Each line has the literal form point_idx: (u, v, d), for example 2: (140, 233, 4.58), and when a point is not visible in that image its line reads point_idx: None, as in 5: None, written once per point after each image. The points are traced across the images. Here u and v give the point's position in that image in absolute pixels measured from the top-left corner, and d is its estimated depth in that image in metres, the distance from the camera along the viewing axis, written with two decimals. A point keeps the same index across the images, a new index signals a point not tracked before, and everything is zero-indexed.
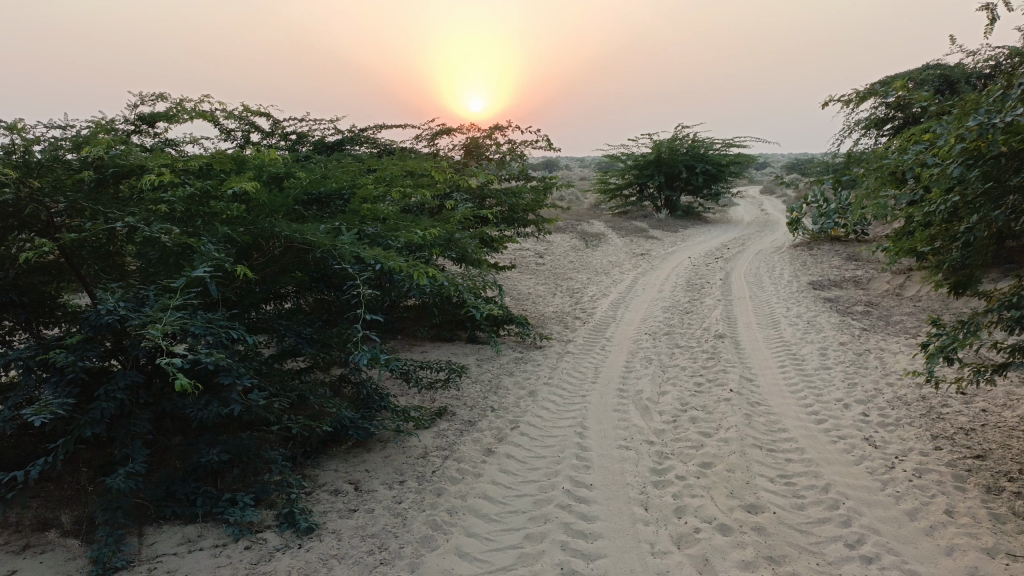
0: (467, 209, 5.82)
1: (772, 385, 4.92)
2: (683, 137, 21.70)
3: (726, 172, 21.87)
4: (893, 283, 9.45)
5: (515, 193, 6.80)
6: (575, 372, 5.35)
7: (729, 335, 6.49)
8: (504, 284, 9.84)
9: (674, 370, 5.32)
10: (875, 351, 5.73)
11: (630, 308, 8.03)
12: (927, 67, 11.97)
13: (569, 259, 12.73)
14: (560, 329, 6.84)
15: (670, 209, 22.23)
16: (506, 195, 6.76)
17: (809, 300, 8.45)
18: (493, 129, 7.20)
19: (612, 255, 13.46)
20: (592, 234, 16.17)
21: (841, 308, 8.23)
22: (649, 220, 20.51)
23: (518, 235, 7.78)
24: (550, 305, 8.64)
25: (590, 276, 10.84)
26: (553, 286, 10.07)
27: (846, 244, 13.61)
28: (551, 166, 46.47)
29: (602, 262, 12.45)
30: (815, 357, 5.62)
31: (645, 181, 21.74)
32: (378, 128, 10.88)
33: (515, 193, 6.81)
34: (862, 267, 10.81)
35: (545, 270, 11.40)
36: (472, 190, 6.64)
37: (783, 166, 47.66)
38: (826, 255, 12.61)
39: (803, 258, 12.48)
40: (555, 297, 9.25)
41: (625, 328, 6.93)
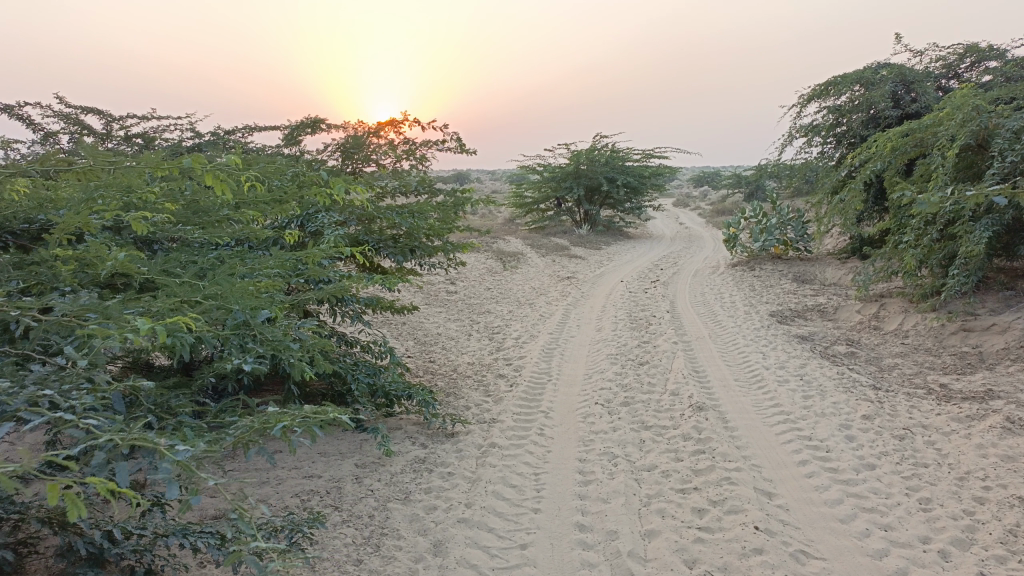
0: (336, 238, 3.93)
1: (808, 509, 3.21)
2: (602, 146, 20.28)
3: (646, 185, 20.65)
4: (866, 313, 8.05)
5: (412, 211, 4.92)
6: (509, 489, 3.49)
7: (708, 403, 4.80)
8: (407, 325, 7.95)
9: (654, 480, 3.54)
10: (917, 430, 4.11)
11: (566, 359, 6.27)
12: (878, 67, 10.80)
13: (485, 286, 10.95)
14: (479, 399, 4.99)
15: (590, 223, 20.78)
16: (398, 213, 4.86)
17: (780, 340, 6.92)
18: (383, 127, 5.30)
19: (533, 280, 11.74)
20: (509, 254, 14.44)
21: (820, 350, 6.73)
22: (569, 237, 18.99)
23: (421, 267, 5.90)
24: (463, 354, 6.80)
25: (511, 308, 9.07)
26: (466, 324, 8.24)
27: (789, 263, 12.33)
28: (461, 180, 44.69)
29: (524, 288, 10.74)
30: (843, 445, 3.96)
31: (563, 194, 20.20)
32: (248, 130, 8.78)
33: (411, 210, 4.93)
34: (820, 292, 9.45)
35: (457, 302, 9.56)
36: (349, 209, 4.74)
37: (692, 180, 47.82)
38: (772, 277, 11.28)
39: (749, 280, 11.10)
40: (470, 341, 7.42)
41: (567, 395, 5.13)
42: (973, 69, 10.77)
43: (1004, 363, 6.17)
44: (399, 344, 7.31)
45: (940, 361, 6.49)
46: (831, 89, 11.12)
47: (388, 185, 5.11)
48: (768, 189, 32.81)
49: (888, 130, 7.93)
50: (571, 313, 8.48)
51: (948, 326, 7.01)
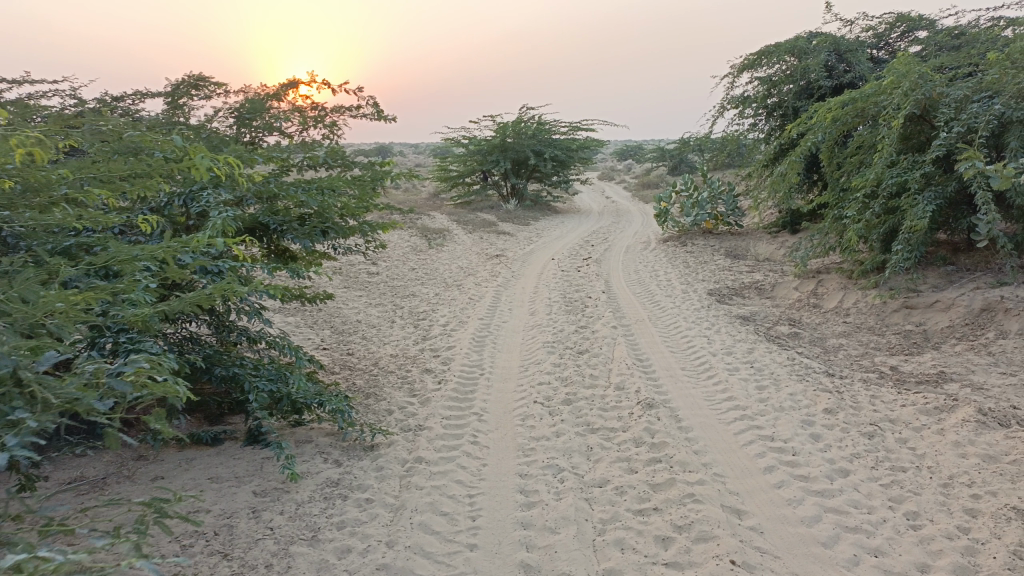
0: (223, 221, 3.28)
1: (786, 532, 2.78)
2: (528, 118, 19.72)
3: (574, 159, 20.24)
4: (805, 290, 7.80)
5: (321, 187, 4.27)
6: (438, 519, 2.94)
7: (656, 398, 4.35)
8: (323, 312, 7.26)
9: (608, 500, 3.06)
10: (887, 427, 3.76)
11: (498, 349, 5.75)
12: (810, 36, 10.57)
13: (409, 266, 10.29)
14: (403, 401, 4.40)
15: (517, 198, 20.25)
16: (305, 187, 4.21)
17: (721, 321, 6.56)
18: (285, 90, 4.59)
19: (460, 258, 11.14)
20: (435, 230, 13.79)
21: (763, 330, 6.40)
22: (496, 211, 18.42)
23: (334, 251, 5.23)
24: (386, 344, 6.18)
25: (437, 290, 8.48)
26: (389, 309, 7.61)
27: (720, 238, 12.10)
28: (383, 154, 43.44)
29: (451, 268, 10.16)
30: (811, 447, 3.56)
31: (489, 168, 19.57)
32: (138, 96, 7.83)
33: (319, 185, 4.28)
34: (756, 268, 9.18)
35: (379, 284, 8.89)
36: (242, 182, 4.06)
37: (616, 154, 47.90)
38: (705, 252, 11.01)
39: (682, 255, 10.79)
40: (392, 328, 6.80)
41: (501, 392, 4.61)
42: (903, 39, 10.65)
43: (950, 342, 5.95)
44: (313, 334, 6.62)
45: (885, 340, 6.25)
46: (763, 59, 10.84)
47: (292, 156, 4.43)
48: (692, 163, 33.04)
49: (828, 99, 7.66)
50: (503, 295, 7.97)
51: (890, 304, 6.79)
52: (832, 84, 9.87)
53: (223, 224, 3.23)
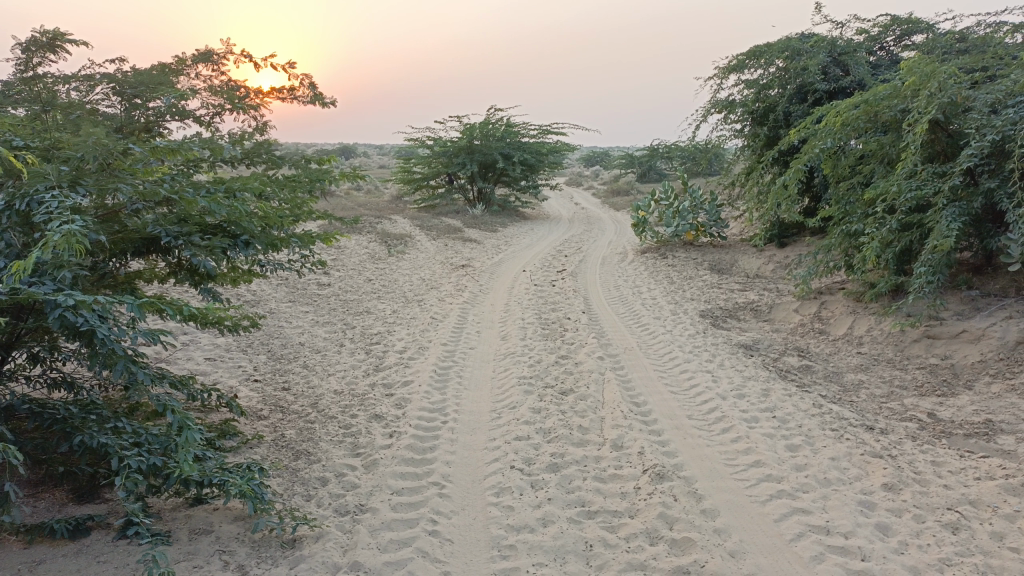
0: (71, 234, 2.31)
1: None
2: (497, 120, 18.82)
3: (544, 163, 19.39)
4: (807, 313, 7.00)
5: (234, 188, 3.27)
6: None
7: (665, 463, 3.44)
8: (260, 336, 6.23)
9: None
10: (969, 514, 2.90)
11: (464, 385, 4.81)
12: (803, 36, 9.80)
13: (365, 277, 9.27)
14: (342, 466, 3.43)
15: (484, 203, 19.29)
16: (211, 187, 3.21)
17: (723, 350, 5.69)
18: (200, 64, 3.60)
19: (423, 268, 10.15)
20: (395, 236, 12.79)
21: (771, 362, 5.55)
22: (461, 216, 17.45)
23: (264, 268, 4.25)
24: (330, 375, 5.19)
25: (395, 306, 7.50)
26: (339, 329, 6.62)
27: (702, 250, 11.29)
28: (345, 155, 42.16)
29: (412, 279, 9.20)
30: (880, 547, 2.68)
31: (455, 171, 18.58)
32: None
33: (231, 186, 3.28)
34: (748, 286, 8.36)
35: (329, 299, 7.87)
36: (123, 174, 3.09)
37: (584, 158, 47.31)
38: (688, 266, 10.19)
39: (664, 269, 9.95)
40: (340, 353, 5.80)
41: (469, 450, 3.66)
42: (900, 43, 9.95)
43: (985, 380, 5.16)
44: (245, 361, 5.60)
45: (910, 377, 5.44)
46: (751, 60, 10.06)
47: (204, 148, 3.44)
48: (660, 170, 32.60)
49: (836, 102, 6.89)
50: (470, 313, 7.04)
51: (909, 333, 6.00)
52: (828, 87, 9.10)
53: (62, 241, 2.25)
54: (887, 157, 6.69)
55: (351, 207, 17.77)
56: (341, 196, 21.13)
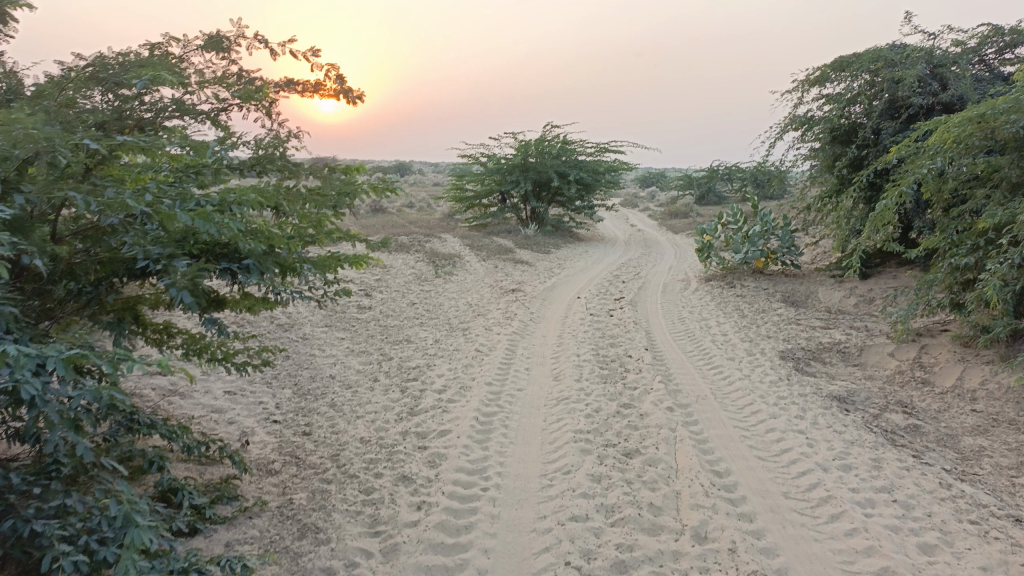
0: None
1: None
2: (553, 137, 18.20)
3: (601, 183, 18.66)
4: (905, 360, 6.13)
5: (230, 202, 2.60)
6: None
7: (763, 567, 2.69)
8: (290, 369, 5.65)
9: None
10: None
11: (511, 439, 4.12)
12: (894, 47, 8.88)
13: (410, 300, 8.68)
14: (356, 552, 2.77)
15: (537, 222, 18.64)
16: (202, 199, 2.54)
17: (813, 402, 4.88)
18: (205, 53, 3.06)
19: (472, 292, 9.52)
20: (444, 255, 12.23)
21: (872, 420, 4.72)
22: (513, 236, 16.81)
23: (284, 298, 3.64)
24: (359, 419, 4.56)
25: (438, 335, 6.87)
26: (375, 360, 6.02)
27: (773, 279, 10.41)
28: (400, 172, 42.18)
29: (459, 304, 8.59)
30: None
31: (508, 189, 17.99)
32: None
33: (227, 199, 2.61)
34: (832, 322, 7.49)
35: (369, 324, 7.28)
36: (93, 182, 2.50)
37: (639, 179, 46.38)
38: (759, 297, 9.33)
39: (733, 300, 9.11)
40: (374, 390, 5.18)
41: (514, 534, 2.97)
42: (1003, 54, 8.95)
43: None
44: (269, 397, 5.03)
45: None
46: (835, 73, 9.18)
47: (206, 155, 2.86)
48: (718, 192, 31.52)
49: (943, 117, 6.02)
50: (519, 346, 6.36)
51: None
52: (925, 103, 8.18)
53: None
54: (1002, 182, 5.80)
55: (402, 225, 17.34)
56: (392, 212, 20.76)
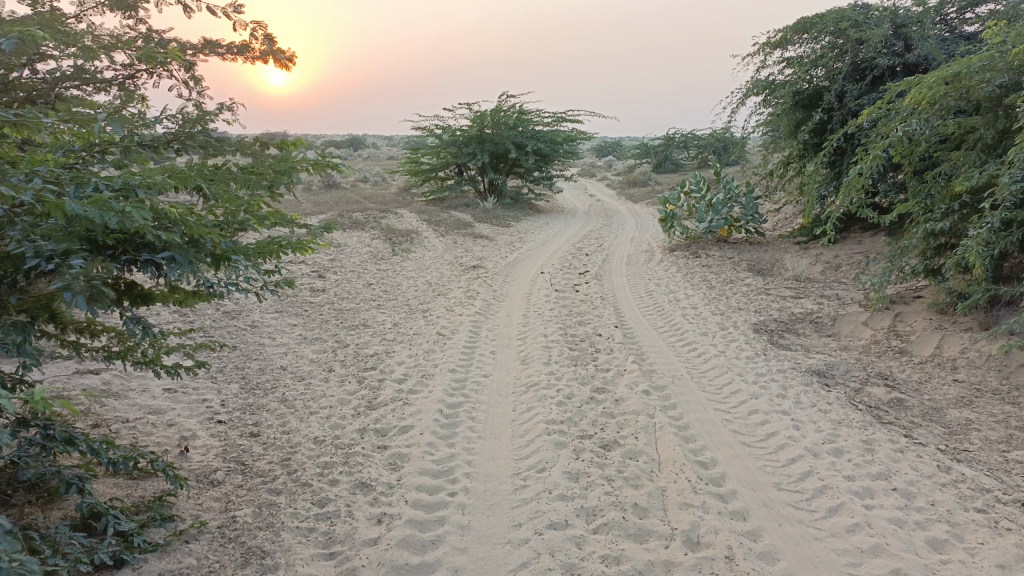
0: None
1: None
2: (508, 107, 17.74)
3: (558, 153, 18.31)
4: (880, 328, 5.96)
5: (137, 186, 2.14)
6: None
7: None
8: (236, 362, 5.25)
9: None
10: None
11: (477, 433, 3.81)
12: (857, 6, 8.65)
13: (365, 281, 8.27)
14: None
15: (495, 195, 18.25)
16: (100, 183, 2.07)
17: (794, 378, 4.65)
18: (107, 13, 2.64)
19: (431, 269, 9.15)
20: (400, 232, 11.82)
21: (854, 396, 4.51)
22: (470, 210, 16.41)
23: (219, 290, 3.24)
24: (311, 416, 4.20)
25: (396, 318, 6.50)
26: (329, 348, 5.64)
27: (737, 248, 10.24)
28: (354, 147, 41.25)
29: (417, 283, 8.22)
30: None
31: (464, 162, 17.53)
32: None
33: (133, 181, 2.15)
34: (802, 291, 7.31)
35: (322, 309, 6.88)
36: None
37: (595, 148, 46.12)
38: (725, 266, 9.14)
39: (699, 270, 8.91)
40: (328, 381, 4.81)
41: (486, 547, 2.67)
42: (966, 12, 8.76)
43: None
44: (214, 394, 4.65)
45: None
46: (797, 35, 8.93)
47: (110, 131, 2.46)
48: (675, 159, 31.44)
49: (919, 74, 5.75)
50: (483, 327, 6.03)
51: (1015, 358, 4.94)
52: (891, 64, 7.97)
53: None
54: (978, 143, 5.58)
55: (355, 201, 16.82)
56: (346, 189, 20.17)
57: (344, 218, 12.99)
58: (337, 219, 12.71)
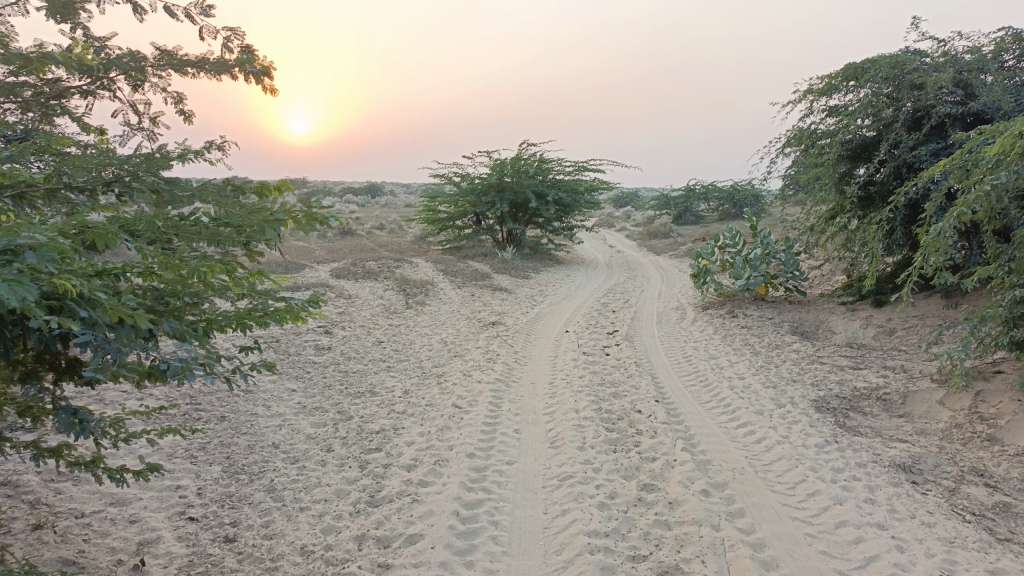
0: None
1: None
2: (529, 155, 17.27)
3: (580, 202, 17.75)
4: (961, 409, 5.19)
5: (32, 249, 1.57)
6: None
7: None
8: (223, 438, 4.58)
9: None
10: None
11: (500, 546, 3.09)
12: (911, 52, 8.06)
13: (376, 338, 7.61)
14: None
15: (514, 245, 17.67)
16: None
17: (877, 475, 3.90)
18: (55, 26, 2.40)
19: (447, 325, 8.49)
20: (415, 283, 11.21)
21: (955, 501, 3.74)
22: (489, 260, 15.80)
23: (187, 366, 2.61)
24: (301, 515, 3.49)
25: (408, 384, 5.81)
26: (330, 420, 4.95)
27: (777, 307, 9.52)
28: (371, 193, 41.11)
29: (432, 341, 7.56)
30: None
31: (482, 211, 17.00)
32: None
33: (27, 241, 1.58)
34: (859, 360, 6.56)
35: (326, 371, 6.21)
36: None
37: (613, 198, 45.73)
38: (766, 328, 8.41)
39: (739, 332, 8.19)
40: (325, 465, 4.12)
41: None
42: None
43: None
44: (191, 479, 3.98)
45: None
46: (845, 82, 8.35)
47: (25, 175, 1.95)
48: (697, 211, 30.86)
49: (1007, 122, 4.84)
50: (505, 398, 5.32)
51: None
52: (953, 112, 7.34)
53: None
54: None
55: (370, 249, 16.30)
56: (361, 235, 19.69)
57: (356, 267, 12.41)
58: (350, 268, 12.14)
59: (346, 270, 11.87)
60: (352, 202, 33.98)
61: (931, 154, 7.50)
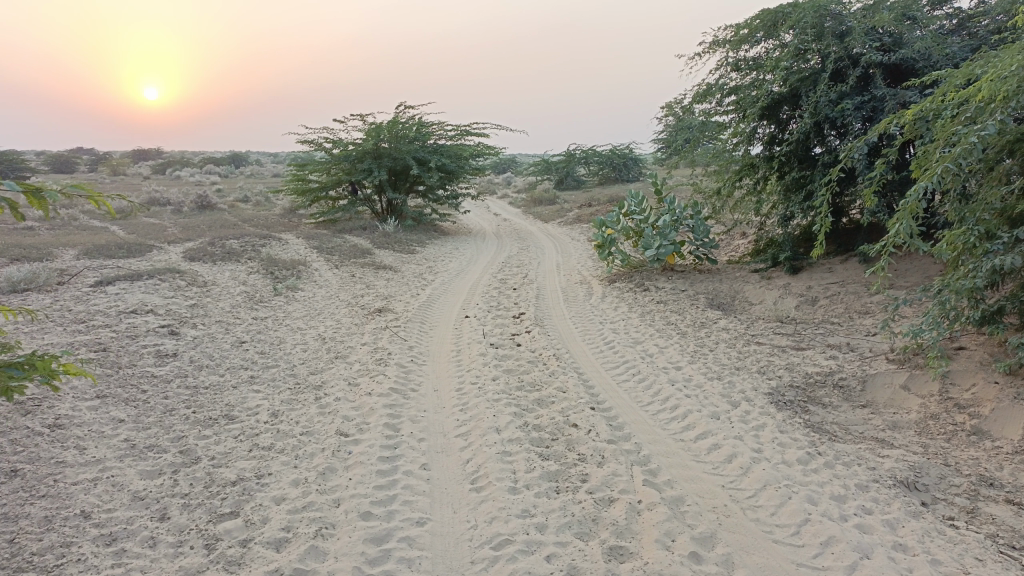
0: None
1: None
2: (407, 118, 15.93)
3: (464, 169, 16.61)
4: (931, 396, 4.51)
5: None
6: None
7: None
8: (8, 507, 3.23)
9: None
10: None
11: None
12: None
13: (235, 337, 6.23)
14: None
15: (395, 216, 16.33)
16: None
17: (890, 504, 3.08)
18: None
19: (325, 316, 7.21)
20: (284, 263, 9.78)
21: (990, 529, 2.96)
22: (368, 234, 14.42)
23: None
24: None
25: (275, 403, 4.56)
26: (168, 469, 3.67)
27: (687, 278, 8.81)
28: (235, 164, 38.16)
29: (306, 337, 6.29)
30: None
31: (359, 179, 15.54)
32: None
33: None
34: (797, 339, 5.86)
35: (168, 390, 4.84)
36: None
37: (492, 165, 44.74)
38: (683, 302, 7.66)
39: (656, 309, 7.38)
40: (155, 550, 2.89)
41: None
42: None
43: None
44: None
45: None
46: (762, 29, 7.64)
47: None
48: (579, 177, 30.42)
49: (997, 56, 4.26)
50: (403, 417, 4.19)
51: None
52: (881, 61, 6.77)
53: None
54: None
55: (233, 225, 14.52)
56: (222, 210, 17.72)
57: (214, 247, 10.81)
58: (206, 249, 10.53)
59: (201, 252, 10.26)
60: (213, 174, 31.26)
61: (855, 107, 6.82)
